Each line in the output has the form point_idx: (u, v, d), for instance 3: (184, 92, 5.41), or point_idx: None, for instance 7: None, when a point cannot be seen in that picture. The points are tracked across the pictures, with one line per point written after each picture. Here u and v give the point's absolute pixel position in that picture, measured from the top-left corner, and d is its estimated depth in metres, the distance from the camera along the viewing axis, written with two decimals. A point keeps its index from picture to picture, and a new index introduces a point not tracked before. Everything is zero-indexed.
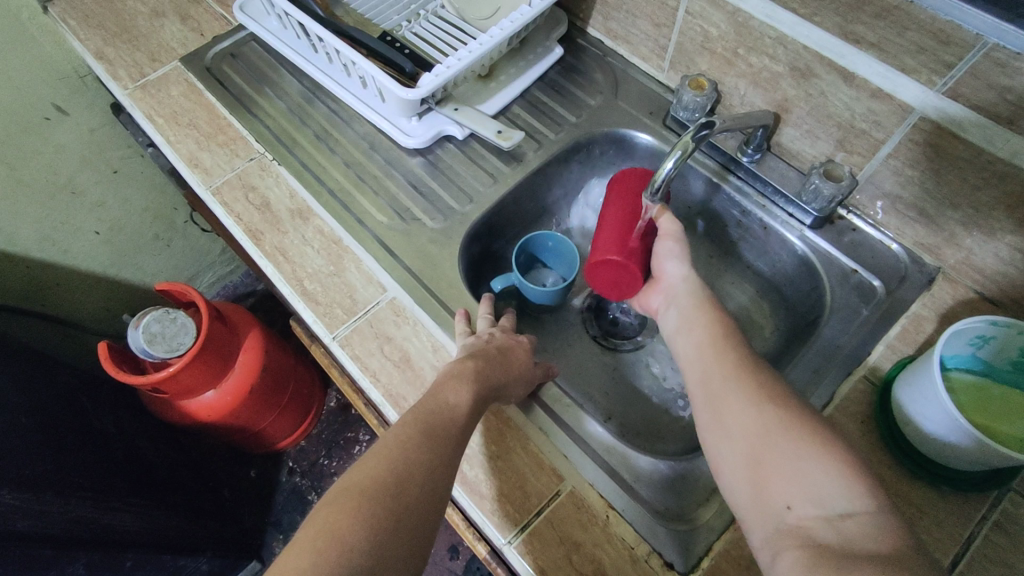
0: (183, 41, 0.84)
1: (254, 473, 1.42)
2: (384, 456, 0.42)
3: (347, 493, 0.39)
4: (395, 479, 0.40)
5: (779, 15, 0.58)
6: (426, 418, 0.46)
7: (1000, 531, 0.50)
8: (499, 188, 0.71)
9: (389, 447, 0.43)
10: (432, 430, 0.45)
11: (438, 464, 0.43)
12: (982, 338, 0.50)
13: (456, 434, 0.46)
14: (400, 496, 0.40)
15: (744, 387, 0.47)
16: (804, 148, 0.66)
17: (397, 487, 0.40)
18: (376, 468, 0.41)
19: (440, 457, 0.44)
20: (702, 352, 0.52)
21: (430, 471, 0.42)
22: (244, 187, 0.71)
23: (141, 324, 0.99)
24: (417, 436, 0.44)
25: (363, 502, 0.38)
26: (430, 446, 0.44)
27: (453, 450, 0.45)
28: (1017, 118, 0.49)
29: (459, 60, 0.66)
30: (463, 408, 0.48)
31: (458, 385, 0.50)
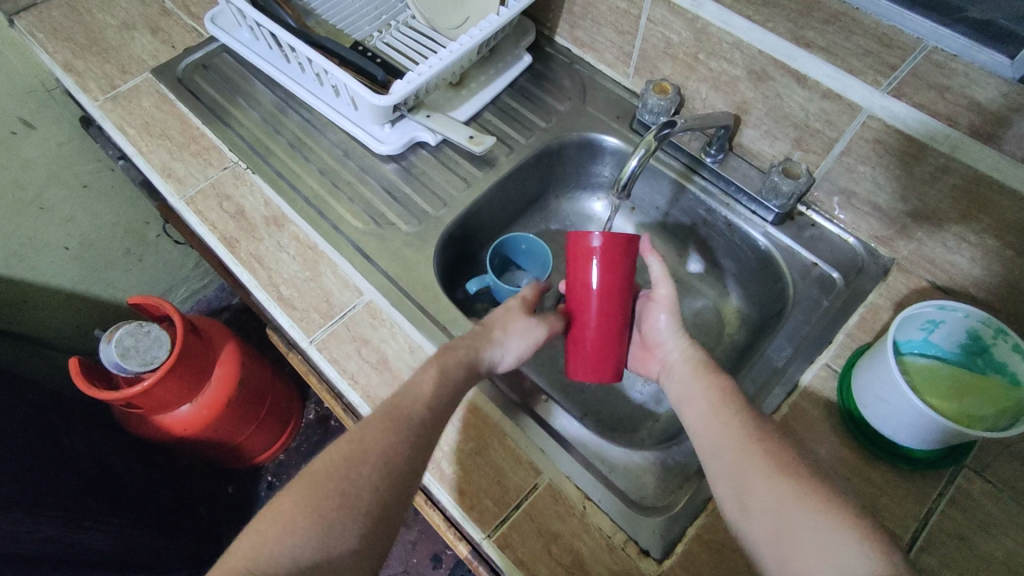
0: (154, 53, 0.84)
1: (232, 488, 1.40)
2: (338, 458, 0.44)
3: (297, 497, 0.43)
4: (345, 483, 0.44)
5: (735, 22, 0.61)
6: (396, 414, 0.47)
7: (956, 506, 0.52)
8: (472, 193, 0.73)
9: (347, 447, 0.45)
10: (393, 412, 0.47)
11: (396, 465, 0.45)
12: (934, 322, 0.53)
13: (424, 433, 0.48)
14: (348, 502, 0.43)
15: (760, 460, 0.45)
16: (764, 148, 0.69)
17: (343, 491, 0.43)
18: (330, 469, 0.44)
19: (401, 458, 0.46)
20: (708, 418, 0.50)
21: (385, 475, 0.45)
22: (217, 196, 0.72)
23: (114, 338, 0.97)
24: (378, 436, 0.46)
25: (311, 506, 0.42)
26: (389, 448, 0.46)
27: (417, 449, 0.47)
28: (955, 116, 0.52)
29: (431, 67, 0.68)
30: (438, 404, 0.49)
31: (437, 379, 0.50)
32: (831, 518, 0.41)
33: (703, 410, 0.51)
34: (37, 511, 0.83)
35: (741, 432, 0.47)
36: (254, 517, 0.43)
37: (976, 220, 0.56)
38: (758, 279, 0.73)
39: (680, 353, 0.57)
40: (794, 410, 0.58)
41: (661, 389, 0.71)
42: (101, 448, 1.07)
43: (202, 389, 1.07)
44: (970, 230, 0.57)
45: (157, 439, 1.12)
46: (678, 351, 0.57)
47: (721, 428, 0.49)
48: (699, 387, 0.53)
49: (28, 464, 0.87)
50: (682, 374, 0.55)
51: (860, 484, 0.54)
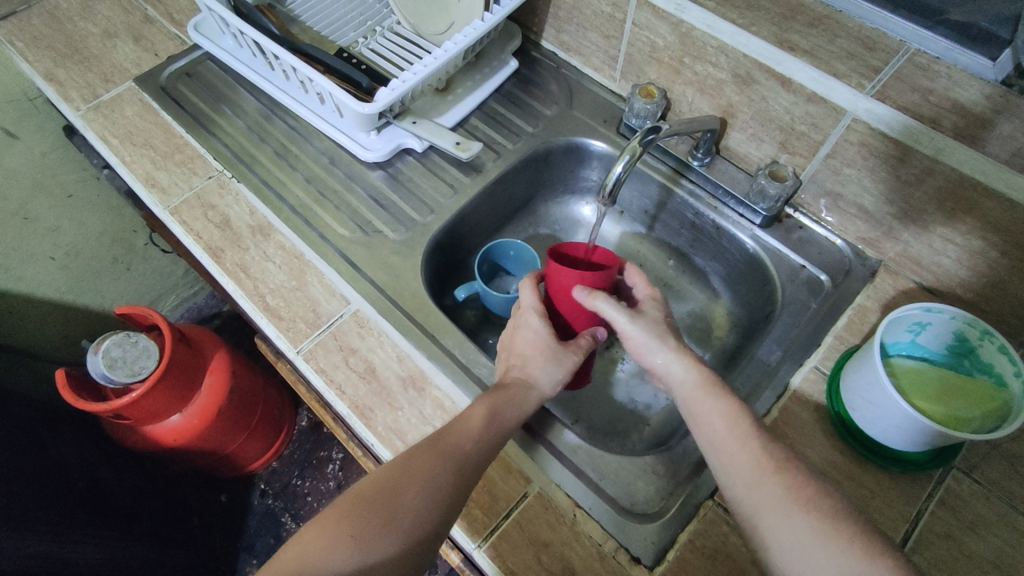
0: (137, 61, 0.83)
1: (225, 497, 1.38)
2: (382, 482, 0.45)
3: (340, 513, 0.44)
4: (389, 509, 0.44)
5: (719, 25, 0.61)
6: (442, 446, 0.47)
7: (946, 508, 0.53)
8: (459, 199, 0.72)
9: (392, 473, 0.46)
10: (440, 447, 0.47)
11: (439, 495, 0.45)
12: (920, 324, 0.53)
13: (472, 467, 0.47)
14: (390, 525, 0.43)
15: (780, 491, 0.43)
16: (751, 151, 0.69)
17: (388, 516, 0.43)
18: (375, 489, 0.45)
19: (446, 489, 0.46)
20: (721, 444, 0.47)
21: (429, 504, 0.45)
22: (202, 205, 0.71)
23: (101, 349, 0.97)
24: (424, 465, 0.46)
25: (353, 524, 0.43)
26: (434, 477, 0.46)
27: (461, 480, 0.47)
28: (939, 118, 0.52)
29: (416, 74, 0.67)
30: (485, 439, 0.49)
31: (485, 417, 0.50)
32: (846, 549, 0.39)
33: (716, 433, 0.47)
34: (25, 527, 0.81)
35: (756, 461, 0.45)
36: (306, 525, 0.44)
37: (961, 221, 0.56)
38: (746, 282, 0.73)
39: (671, 368, 0.52)
40: (784, 414, 0.58)
41: (652, 393, 0.71)
42: (86, 460, 1.05)
43: (192, 399, 1.06)
44: (955, 231, 0.57)
45: (145, 449, 1.11)
46: (676, 371, 0.52)
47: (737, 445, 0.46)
48: (709, 407, 0.49)
49: (17, 479, 0.86)
50: (689, 393, 0.51)
51: (850, 487, 0.54)
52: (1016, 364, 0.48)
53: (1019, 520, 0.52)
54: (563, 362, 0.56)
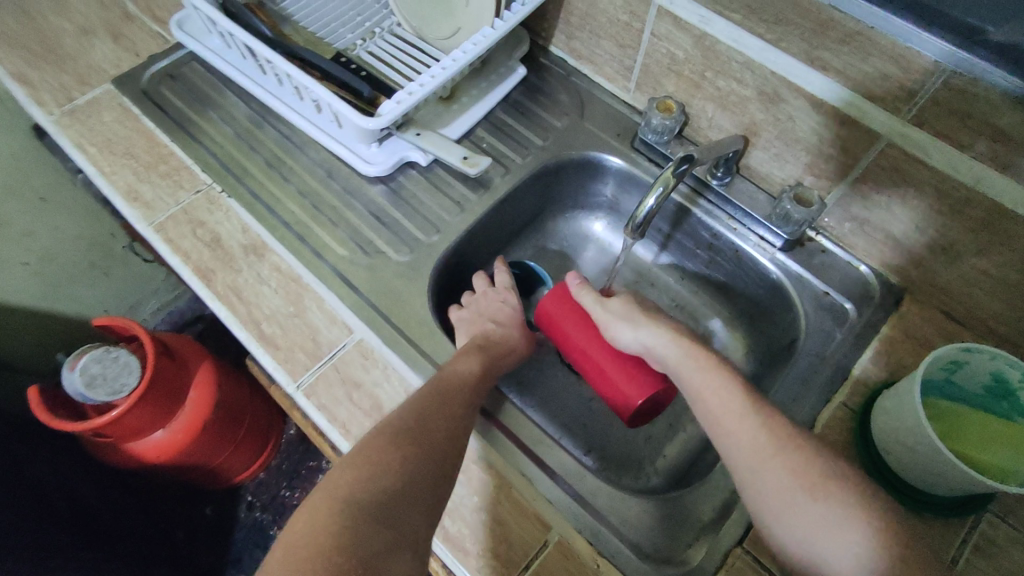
0: (115, 61, 0.77)
1: (211, 510, 1.32)
2: (401, 425, 0.49)
3: (364, 451, 0.46)
4: (415, 442, 0.48)
5: (745, 40, 0.58)
6: (444, 390, 0.52)
7: (980, 555, 0.51)
8: (467, 218, 0.68)
9: (405, 418, 0.50)
10: (444, 390, 0.52)
11: (453, 431, 0.50)
12: (956, 363, 0.51)
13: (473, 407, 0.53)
14: (417, 456, 0.47)
15: (761, 439, 0.46)
16: (773, 171, 0.66)
17: (411, 451, 0.47)
18: (394, 431, 0.48)
19: (458, 425, 0.50)
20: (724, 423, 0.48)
21: (447, 439, 0.49)
22: (190, 222, 0.66)
23: (79, 365, 0.92)
24: (433, 407, 0.51)
25: (383, 457, 0.46)
26: (444, 416, 0.50)
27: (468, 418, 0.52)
28: (966, 140, 0.50)
29: (423, 85, 0.63)
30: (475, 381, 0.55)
31: (474, 364, 0.57)
32: (839, 512, 0.42)
33: (709, 399, 0.49)
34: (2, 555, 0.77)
35: (742, 411, 0.47)
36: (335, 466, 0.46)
37: (997, 254, 0.54)
38: (765, 307, 0.70)
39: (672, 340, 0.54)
40: None
41: (667, 423, 0.68)
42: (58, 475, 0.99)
43: (175, 415, 1.01)
44: (989, 263, 0.55)
45: (128, 466, 1.06)
46: (666, 348, 0.54)
47: (723, 399, 0.49)
48: (705, 380, 0.51)
49: None
50: (679, 368, 0.53)
51: None
52: None
53: None
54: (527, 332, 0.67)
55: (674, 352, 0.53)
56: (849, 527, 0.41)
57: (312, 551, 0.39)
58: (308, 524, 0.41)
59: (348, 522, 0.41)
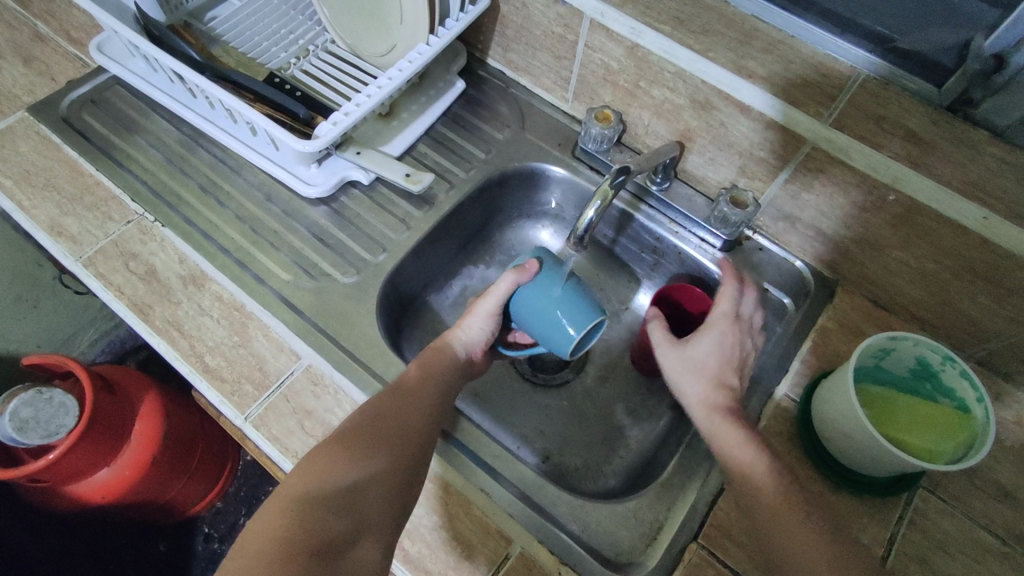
0: (29, 87, 0.73)
1: (165, 546, 1.25)
2: (360, 418, 0.51)
3: (330, 448, 0.49)
4: (371, 436, 0.50)
5: (675, 51, 0.60)
6: (403, 390, 0.53)
7: (915, 529, 0.54)
8: (413, 235, 0.68)
9: (365, 411, 0.51)
10: (402, 388, 0.53)
11: (414, 421, 0.52)
12: (885, 350, 0.54)
13: (433, 400, 0.54)
14: (377, 450, 0.49)
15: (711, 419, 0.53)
16: (709, 174, 0.68)
17: (370, 443, 0.49)
18: (358, 429, 0.50)
19: (418, 417, 0.52)
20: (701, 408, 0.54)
21: (408, 430, 0.51)
22: (122, 255, 0.63)
23: (9, 410, 0.87)
24: (394, 404, 0.52)
25: (344, 452, 0.48)
26: (405, 409, 0.52)
27: (430, 408, 0.53)
28: (884, 142, 0.53)
29: (359, 105, 0.62)
30: (435, 373, 0.55)
31: (424, 361, 0.56)
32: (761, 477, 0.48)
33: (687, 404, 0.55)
34: None
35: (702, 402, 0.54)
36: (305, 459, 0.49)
37: (916, 246, 0.58)
38: None
39: (718, 351, 0.56)
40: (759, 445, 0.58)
41: (623, 426, 0.69)
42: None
43: (119, 451, 0.96)
44: (910, 254, 0.59)
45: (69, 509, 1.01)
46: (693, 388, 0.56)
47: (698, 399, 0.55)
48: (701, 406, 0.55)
49: None
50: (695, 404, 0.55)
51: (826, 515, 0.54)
52: (979, 391, 0.50)
53: (980, 534, 0.54)
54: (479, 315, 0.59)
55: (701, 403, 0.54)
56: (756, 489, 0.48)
57: (271, 543, 0.43)
58: (270, 518, 0.44)
59: (308, 513, 0.45)
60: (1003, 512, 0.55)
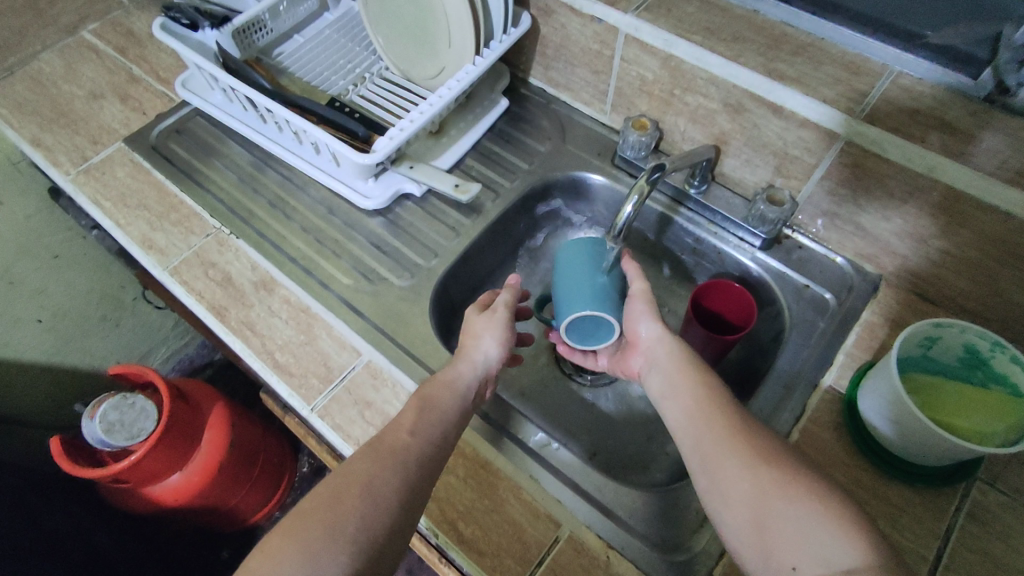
0: (125, 121, 0.82)
1: (227, 553, 1.31)
2: (323, 497, 0.45)
3: (287, 532, 0.43)
4: (330, 518, 0.44)
5: (708, 59, 0.62)
6: (383, 448, 0.49)
7: (974, 520, 0.53)
8: (462, 241, 0.73)
9: (333, 485, 0.46)
10: (377, 448, 0.49)
11: (388, 494, 0.46)
12: (931, 339, 0.54)
13: (416, 467, 0.49)
14: (334, 536, 0.43)
15: (733, 448, 0.47)
16: (746, 176, 0.71)
17: (329, 528, 0.43)
18: (317, 504, 0.45)
19: (395, 488, 0.47)
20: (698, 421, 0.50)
21: (378, 508, 0.45)
22: (202, 264, 0.70)
23: (98, 413, 0.95)
24: (371, 466, 0.47)
25: (295, 545, 0.42)
26: (380, 477, 0.47)
27: (410, 477, 0.48)
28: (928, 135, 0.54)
29: (412, 122, 0.68)
30: (424, 427, 0.51)
31: (417, 414, 0.52)
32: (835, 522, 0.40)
33: (687, 410, 0.51)
34: None
35: (720, 431, 0.48)
36: (255, 549, 0.43)
37: (958, 234, 0.58)
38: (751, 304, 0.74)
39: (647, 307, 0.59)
40: (805, 436, 0.58)
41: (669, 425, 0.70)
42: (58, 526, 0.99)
43: (190, 457, 1.02)
44: (953, 244, 0.59)
45: (144, 511, 1.07)
46: (660, 347, 0.56)
47: (701, 424, 0.49)
48: (683, 385, 0.53)
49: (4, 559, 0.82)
50: (666, 366, 0.55)
51: (877, 505, 0.54)
52: None
53: None
54: (496, 333, 0.59)
55: (666, 350, 0.56)
56: (821, 531, 0.40)
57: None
58: None
59: None
60: None
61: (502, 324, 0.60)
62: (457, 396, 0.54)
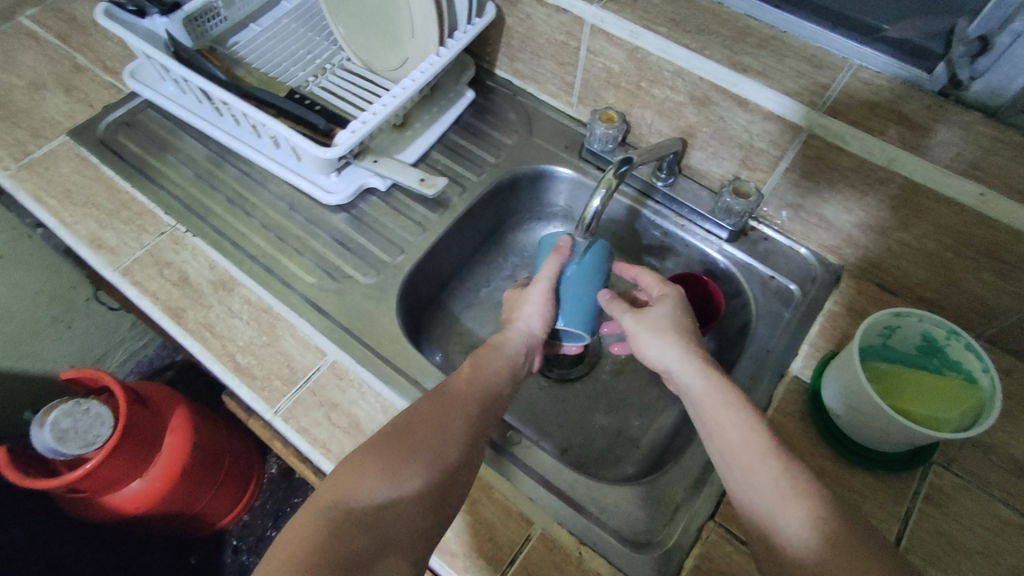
0: (69, 113, 0.78)
1: (195, 559, 1.28)
2: (396, 426, 0.48)
3: (366, 451, 0.47)
4: (407, 444, 0.47)
5: (674, 51, 0.62)
6: (448, 393, 0.51)
7: (932, 503, 0.54)
8: (429, 236, 0.71)
9: (403, 419, 0.49)
10: (442, 391, 0.52)
11: (456, 430, 0.49)
12: (891, 328, 0.55)
13: (479, 411, 0.51)
14: (410, 459, 0.46)
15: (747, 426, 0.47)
16: (712, 168, 0.71)
17: (405, 452, 0.47)
18: (393, 430, 0.48)
19: (461, 426, 0.50)
20: (740, 452, 0.45)
21: (447, 441, 0.48)
22: (157, 263, 0.67)
23: (49, 421, 0.90)
24: (436, 406, 0.50)
25: (375, 462, 0.46)
26: (448, 416, 0.50)
27: (473, 421, 0.50)
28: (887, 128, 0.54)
29: (375, 114, 0.66)
30: (483, 378, 0.53)
31: (473, 366, 0.54)
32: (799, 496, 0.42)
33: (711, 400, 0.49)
34: None
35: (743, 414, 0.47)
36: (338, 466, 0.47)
37: (916, 226, 0.59)
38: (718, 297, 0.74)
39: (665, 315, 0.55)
40: (772, 427, 0.59)
41: (639, 418, 0.71)
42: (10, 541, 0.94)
43: (150, 462, 0.99)
44: (911, 235, 0.60)
45: (104, 520, 1.03)
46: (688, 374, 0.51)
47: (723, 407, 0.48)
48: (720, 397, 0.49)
49: None
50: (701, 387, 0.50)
51: (841, 491, 0.55)
52: (984, 361, 0.51)
53: (996, 507, 0.54)
54: (540, 299, 0.59)
55: (701, 378, 0.50)
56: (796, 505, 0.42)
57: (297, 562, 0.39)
58: (293, 532, 0.42)
59: (334, 530, 0.42)
60: (1018, 485, 0.56)
61: (547, 294, 0.58)
62: (509, 353, 0.56)
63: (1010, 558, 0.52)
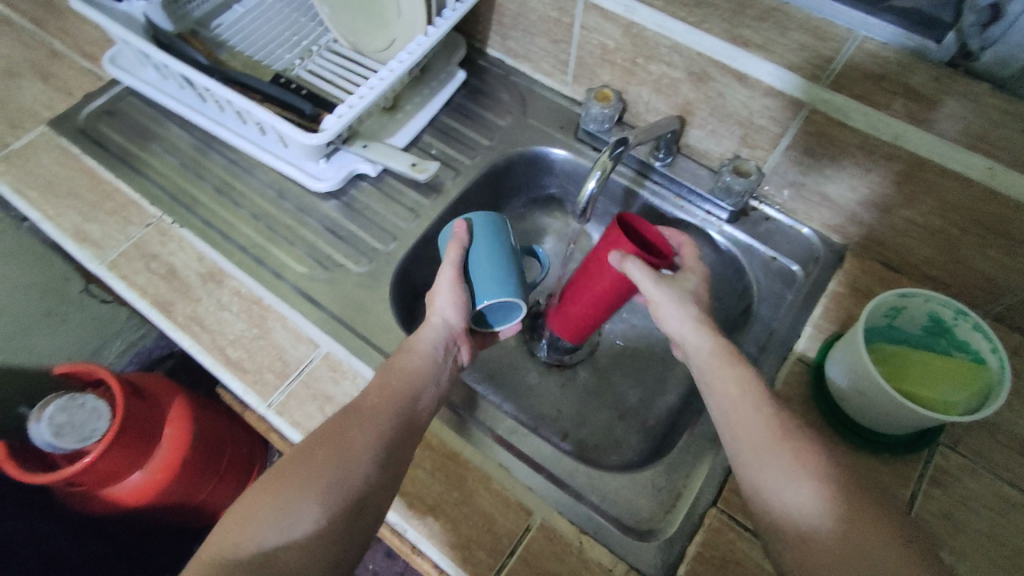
0: (48, 102, 0.76)
1: None
2: (294, 456, 0.46)
3: (264, 487, 0.45)
4: (302, 474, 0.45)
5: (670, 25, 0.60)
6: (358, 411, 0.49)
7: (937, 485, 0.54)
8: (421, 223, 0.69)
9: (302, 447, 0.47)
10: (348, 411, 0.49)
11: (357, 452, 0.46)
12: (896, 309, 0.54)
13: (388, 427, 0.48)
14: (307, 490, 0.44)
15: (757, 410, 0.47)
16: (711, 147, 0.69)
17: (300, 481, 0.45)
18: (291, 461, 0.46)
19: (365, 447, 0.47)
20: (751, 435, 0.46)
21: (349, 463, 0.46)
22: (143, 256, 0.66)
23: (45, 415, 0.90)
24: (340, 428, 0.48)
25: (269, 499, 0.44)
26: (349, 437, 0.47)
27: (382, 438, 0.48)
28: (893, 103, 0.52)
29: (362, 97, 0.63)
30: (395, 391, 0.50)
31: (382, 381, 0.51)
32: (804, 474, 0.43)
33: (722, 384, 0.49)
34: None
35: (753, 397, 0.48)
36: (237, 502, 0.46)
37: (921, 203, 0.57)
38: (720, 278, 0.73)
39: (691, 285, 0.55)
40: None
41: (640, 403, 0.70)
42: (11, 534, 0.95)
43: (149, 455, 0.98)
44: (916, 212, 0.58)
45: (106, 512, 1.04)
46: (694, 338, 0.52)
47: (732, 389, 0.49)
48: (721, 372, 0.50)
49: None
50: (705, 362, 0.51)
51: None
52: (991, 342, 0.49)
53: (1002, 488, 0.54)
54: (446, 290, 0.55)
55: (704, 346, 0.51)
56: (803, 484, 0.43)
57: None
58: None
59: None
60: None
61: (451, 281, 0.55)
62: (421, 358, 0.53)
63: (1014, 537, 0.51)
